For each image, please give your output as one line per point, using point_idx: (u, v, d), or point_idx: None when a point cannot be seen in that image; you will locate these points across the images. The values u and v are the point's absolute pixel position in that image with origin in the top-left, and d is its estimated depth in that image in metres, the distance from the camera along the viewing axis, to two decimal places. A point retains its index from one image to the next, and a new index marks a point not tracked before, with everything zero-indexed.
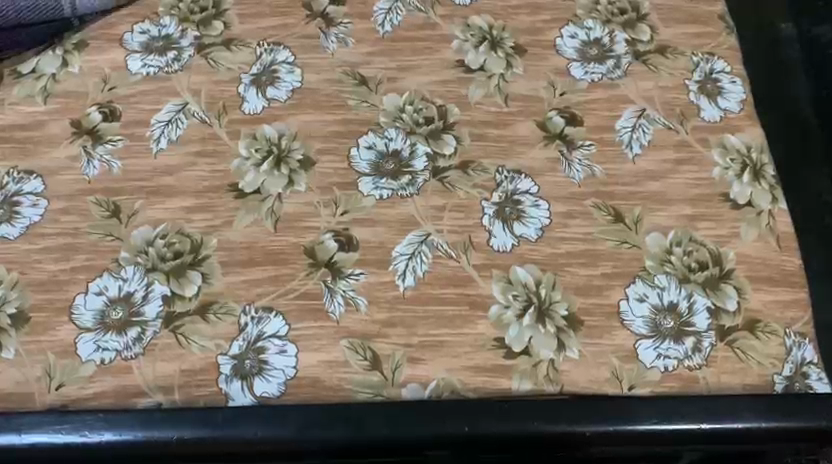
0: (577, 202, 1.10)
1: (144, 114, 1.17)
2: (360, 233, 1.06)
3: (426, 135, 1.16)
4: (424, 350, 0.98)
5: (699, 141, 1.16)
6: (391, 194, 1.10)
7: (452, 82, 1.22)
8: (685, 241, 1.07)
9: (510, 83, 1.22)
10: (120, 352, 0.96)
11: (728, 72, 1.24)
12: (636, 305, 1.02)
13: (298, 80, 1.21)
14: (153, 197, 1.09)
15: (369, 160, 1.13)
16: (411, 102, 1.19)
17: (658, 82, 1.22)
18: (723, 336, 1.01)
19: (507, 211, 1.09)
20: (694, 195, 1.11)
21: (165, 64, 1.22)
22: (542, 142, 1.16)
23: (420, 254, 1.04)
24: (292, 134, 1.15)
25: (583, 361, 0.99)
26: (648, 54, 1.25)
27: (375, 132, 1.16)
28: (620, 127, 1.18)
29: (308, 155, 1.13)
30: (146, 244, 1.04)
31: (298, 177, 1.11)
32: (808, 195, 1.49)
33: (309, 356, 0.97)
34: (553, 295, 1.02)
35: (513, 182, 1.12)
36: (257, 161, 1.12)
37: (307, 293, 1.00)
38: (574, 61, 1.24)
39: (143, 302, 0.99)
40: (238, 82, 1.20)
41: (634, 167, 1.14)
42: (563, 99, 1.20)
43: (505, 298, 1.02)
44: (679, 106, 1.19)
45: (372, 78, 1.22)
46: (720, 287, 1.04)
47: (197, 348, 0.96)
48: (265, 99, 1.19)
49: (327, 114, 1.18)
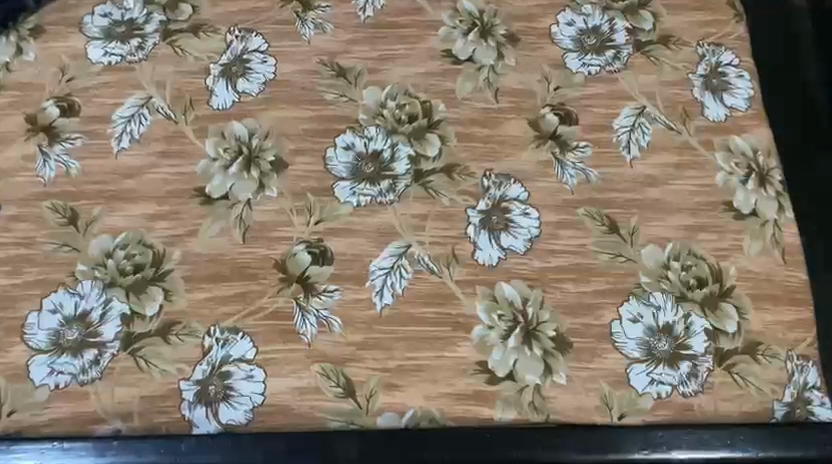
0: (568, 210, 1.03)
1: (105, 109, 1.08)
2: (336, 244, 0.99)
3: (408, 134, 1.08)
4: (402, 375, 0.91)
5: (702, 143, 1.08)
6: (370, 200, 1.03)
7: (438, 74, 1.13)
8: (683, 255, 1.00)
9: (500, 76, 1.13)
10: (76, 376, 0.90)
11: (736, 65, 1.15)
12: (629, 326, 0.95)
13: (271, 71, 1.12)
14: (114, 203, 1.01)
15: (347, 162, 1.06)
16: (393, 97, 1.11)
17: (660, 77, 1.13)
18: (721, 361, 0.94)
19: (494, 220, 1.02)
20: (695, 204, 1.04)
21: (128, 52, 1.13)
22: (532, 144, 1.08)
23: (399, 268, 0.98)
24: (264, 133, 1.07)
25: (571, 387, 0.92)
26: (650, 45, 1.16)
27: (355, 131, 1.08)
28: (617, 126, 1.09)
29: (281, 156, 1.06)
30: (105, 256, 0.97)
31: (270, 181, 1.03)
32: (810, 181, 1.24)
33: (279, 382, 0.90)
34: (540, 315, 0.96)
35: (502, 188, 1.05)
36: (226, 162, 1.05)
37: (277, 312, 0.94)
38: (570, 52, 1.15)
39: (101, 322, 0.92)
40: (207, 73, 1.12)
41: (631, 171, 1.06)
42: (558, 94, 1.12)
43: (490, 318, 0.95)
44: (681, 104, 1.11)
45: (352, 69, 1.13)
46: (720, 306, 0.97)
47: (158, 373, 0.90)
48: (235, 93, 1.10)
49: (302, 110, 1.09)
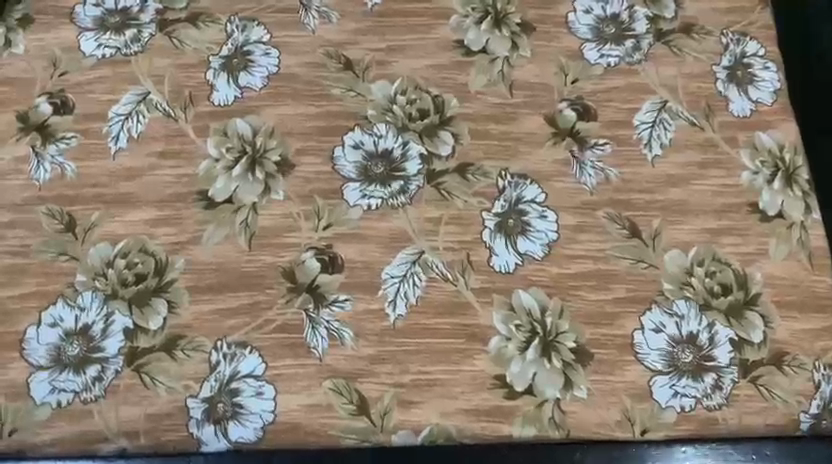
0: (588, 213, 0.99)
1: (100, 106, 1.03)
2: (346, 250, 0.95)
3: (419, 131, 1.03)
4: (417, 390, 0.88)
5: (726, 141, 1.03)
6: (381, 203, 0.98)
7: (450, 67, 1.07)
8: (707, 261, 0.96)
9: (515, 69, 1.08)
10: (78, 394, 0.86)
11: (762, 55, 1.10)
12: (652, 337, 0.92)
13: (274, 64, 1.06)
14: (112, 208, 0.97)
15: (356, 162, 1.01)
16: (403, 92, 1.06)
17: (682, 68, 1.08)
18: (746, 372, 0.91)
19: (509, 224, 0.98)
20: (719, 205, 1.00)
21: (122, 44, 1.07)
22: (549, 141, 1.03)
23: (412, 276, 0.94)
24: (268, 130, 1.03)
25: (592, 401, 0.89)
26: (671, 34, 1.10)
27: (363, 129, 1.03)
28: (638, 121, 1.05)
29: (287, 156, 1.01)
30: (105, 265, 0.93)
31: (276, 183, 0.99)
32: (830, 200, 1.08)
33: (289, 399, 0.87)
34: (560, 325, 0.92)
35: (518, 189, 1.00)
36: (229, 163, 1.00)
37: (287, 324, 0.90)
38: (588, 42, 1.10)
39: (103, 337, 0.88)
40: (206, 66, 1.06)
41: (653, 171, 1.02)
42: (575, 88, 1.07)
43: (508, 329, 0.92)
44: (704, 98, 1.06)
45: (359, 62, 1.07)
46: (745, 315, 0.94)
47: (164, 390, 0.86)
48: (237, 88, 1.05)
49: (308, 106, 1.04)
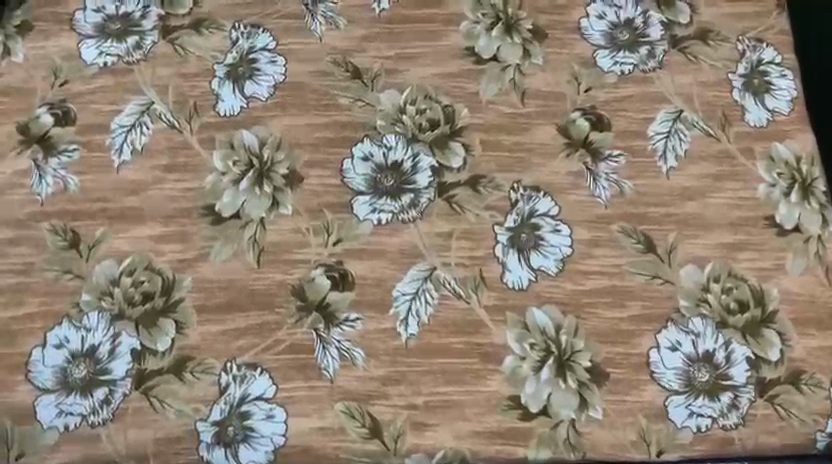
0: (602, 227, 0.97)
1: (102, 117, 1.00)
2: (356, 267, 0.93)
3: (430, 143, 1.01)
4: (430, 412, 0.87)
5: (742, 152, 1.02)
6: (391, 218, 0.96)
7: (460, 75, 1.05)
8: (723, 277, 0.95)
9: (526, 77, 1.05)
10: (86, 417, 0.85)
11: (779, 62, 1.07)
12: (668, 355, 0.91)
13: (280, 72, 1.04)
14: (117, 224, 0.95)
15: (365, 175, 0.99)
16: (413, 101, 1.03)
17: (697, 77, 1.06)
18: (763, 391, 0.90)
19: (523, 239, 0.96)
20: (735, 219, 0.98)
21: (124, 52, 1.04)
22: (563, 152, 1.01)
23: (424, 293, 0.92)
24: (275, 142, 1.00)
25: (607, 422, 0.88)
26: (686, 40, 1.08)
27: (373, 140, 1.01)
28: (653, 132, 1.03)
29: (295, 169, 0.99)
30: (111, 284, 0.91)
31: (284, 197, 0.97)
32: None
33: (300, 421, 0.85)
34: (574, 344, 0.91)
35: (530, 202, 0.98)
36: (236, 177, 0.98)
37: (297, 345, 0.88)
38: (601, 49, 1.07)
39: (110, 359, 0.87)
40: (211, 75, 1.03)
41: (668, 183, 1.00)
42: (588, 97, 1.05)
43: (522, 348, 0.90)
44: (720, 108, 1.04)
45: (367, 70, 1.05)
46: (762, 332, 0.92)
47: (173, 413, 0.85)
48: (243, 97, 1.02)
49: (315, 117, 1.02)
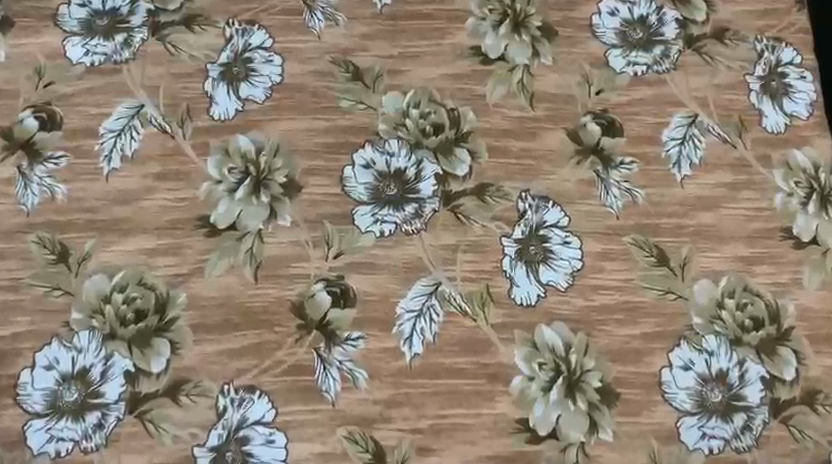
0: (613, 239, 0.94)
1: (90, 121, 0.95)
2: (358, 282, 0.89)
3: (434, 149, 0.97)
4: (436, 436, 0.84)
5: (759, 160, 0.98)
6: (394, 230, 0.92)
7: (466, 76, 1.00)
8: (738, 292, 0.92)
9: (535, 78, 1.00)
10: (78, 443, 0.82)
11: (798, 63, 1.03)
12: (681, 375, 0.88)
13: (277, 73, 0.99)
14: (108, 236, 0.90)
15: (367, 183, 0.94)
16: (416, 104, 0.99)
17: (713, 78, 1.01)
18: (778, 412, 0.87)
19: (531, 251, 0.93)
20: (751, 231, 0.94)
21: (112, 50, 0.99)
22: (573, 159, 0.97)
23: (429, 310, 0.89)
24: (272, 148, 0.96)
25: (617, 444, 0.85)
26: (702, 40, 1.03)
27: (374, 146, 0.96)
28: (667, 137, 0.98)
29: (294, 177, 0.94)
30: (102, 301, 0.87)
31: (282, 207, 0.93)
32: None
33: (301, 447, 0.83)
34: (584, 363, 0.88)
35: (539, 212, 0.94)
36: (232, 186, 0.93)
37: (297, 366, 0.85)
38: (613, 48, 1.02)
39: (102, 381, 0.84)
40: (204, 75, 0.98)
41: (682, 192, 0.96)
42: (600, 99, 1.00)
43: (530, 367, 0.87)
44: (736, 112, 1.00)
45: (369, 70, 1.00)
46: (777, 351, 0.89)
47: (169, 438, 0.82)
48: (238, 100, 0.97)
49: (313, 120, 0.97)
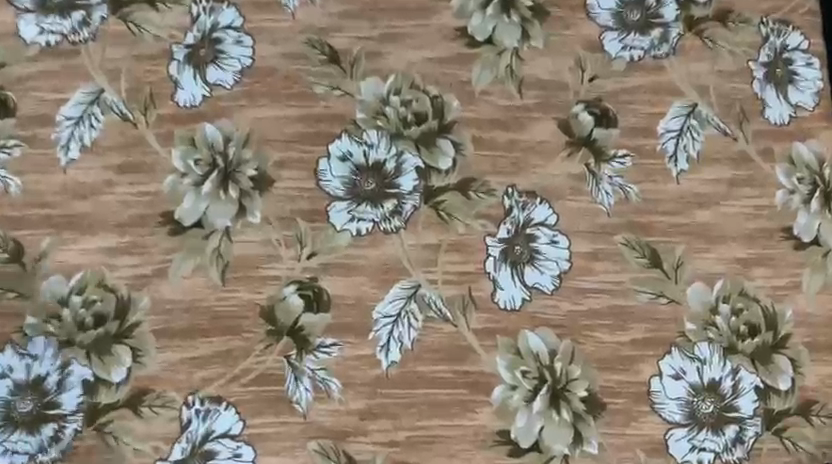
0: (604, 238, 0.88)
1: (46, 107, 0.89)
2: (333, 285, 0.84)
3: (416, 140, 0.91)
4: (412, 449, 0.81)
5: (760, 154, 0.92)
6: (371, 228, 0.87)
7: (451, 60, 0.93)
8: (734, 296, 0.87)
9: (525, 63, 0.94)
10: (33, 456, 0.78)
11: (805, 49, 0.96)
12: (671, 384, 0.84)
13: (247, 56, 0.92)
14: (65, 234, 0.85)
15: (343, 177, 0.89)
16: (397, 91, 0.92)
17: (714, 65, 0.95)
18: (771, 424, 0.84)
19: (517, 252, 0.87)
20: (750, 231, 0.89)
21: (69, 30, 0.91)
22: (564, 152, 0.91)
23: (407, 315, 0.84)
24: (242, 138, 0.89)
25: (602, 457, 0.82)
26: (704, 22, 0.96)
27: (352, 136, 0.90)
28: (663, 129, 0.92)
29: (265, 170, 0.88)
30: (58, 304, 0.82)
31: (251, 203, 0.87)
32: None
33: (270, 460, 0.79)
34: (571, 371, 0.84)
35: (526, 209, 0.89)
36: (198, 179, 0.87)
37: (266, 375, 0.81)
38: (609, 30, 0.95)
39: (60, 391, 0.80)
40: (169, 58, 0.91)
41: (678, 189, 0.90)
42: (594, 86, 0.93)
43: (513, 376, 0.83)
44: (738, 102, 0.94)
45: (346, 53, 0.93)
46: (772, 359, 0.85)
47: (130, 452, 0.78)
48: (205, 85, 0.90)
49: (286, 108, 0.90)
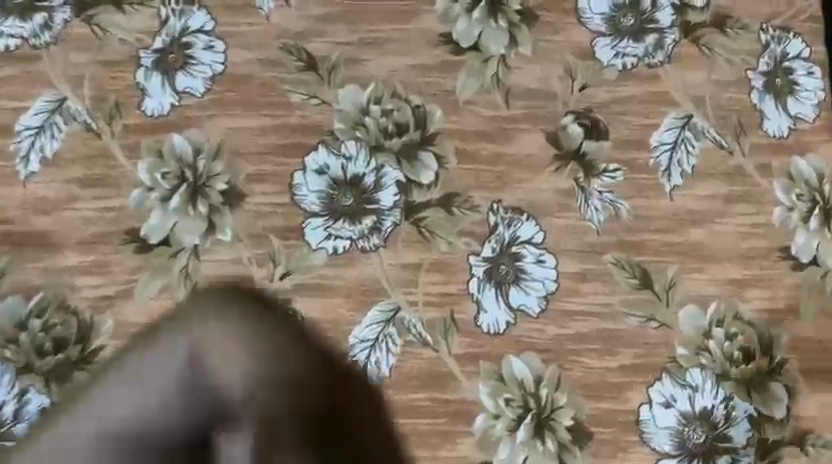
0: (593, 257, 0.84)
1: (5, 115, 0.84)
2: (307, 308, 0.81)
3: (397, 152, 0.86)
4: None
5: (758, 169, 0.88)
6: (348, 246, 0.83)
7: (434, 68, 0.88)
8: (727, 320, 0.83)
9: (512, 71, 0.89)
10: None
11: (807, 57, 0.91)
12: (661, 413, 0.80)
13: (219, 61, 0.87)
14: (26, 252, 0.81)
15: (319, 192, 0.84)
16: (377, 100, 0.87)
17: (711, 74, 0.90)
18: (765, 454, 0.80)
19: (501, 272, 0.83)
20: (745, 250, 0.85)
21: (30, 32, 0.86)
22: (551, 166, 0.86)
23: (385, 340, 0.80)
24: (213, 149, 0.85)
25: None
26: (702, 28, 0.91)
27: (329, 148, 0.85)
28: (657, 142, 0.87)
29: (236, 184, 0.84)
30: (16, 328, 0.79)
31: (222, 219, 0.83)
32: None
33: None
34: (557, 399, 0.80)
35: (512, 227, 0.85)
36: (165, 194, 0.83)
37: None
38: (601, 36, 0.90)
39: (16, 421, 0.77)
40: (136, 63, 0.86)
41: (671, 206, 0.86)
42: (584, 96, 0.89)
43: (496, 404, 0.80)
44: (735, 113, 0.89)
45: (324, 59, 0.88)
46: (767, 386, 0.82)
47: None
48: (174, 93, 0.85)
49: (260, 118, 0.86)
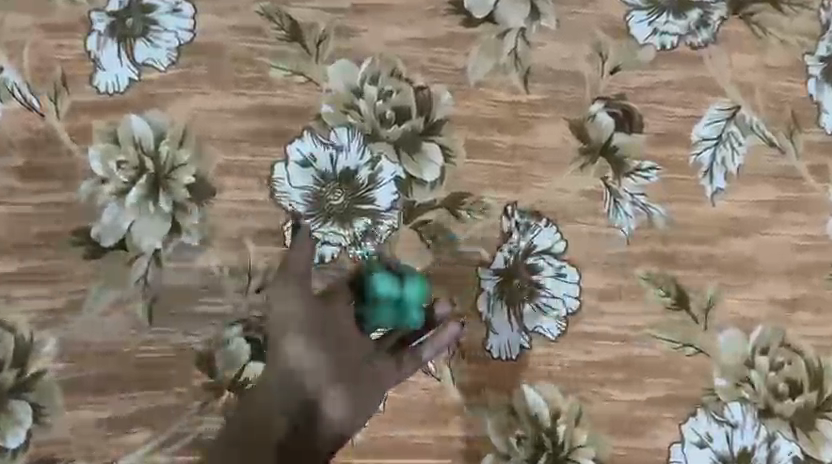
0: (621, 271, 0.73)
1: None
2: None
3: (396, 142, 0.73)
4: None
5: (814, 171, 0.75)
6: (337, 254, 0.72)
7: (442, 42, 0.75)
8: (773, 347, 0.72)
9: (533, 49, 0.76)
10: None
11: None
12: (695, 454, 0.70)
13: (186, 28, 0.73)
14: None
15: (305, 189, 0.72)
16: (374, 79, 0.74)
17: (764, 58, 0.77)
18: None
19: (515, 286, 0.72)
20: (795, 265, 0.74)
21: None
22: (576, 162, 0.74)
23: None
24: (178, 134, 0.71)
25: None
26: (755, 2, 0.77)
27: (316, 136, 0.72)
28: (698, 137, 0.75)
29: (205, 177, 0.71)
30: None
31: (188, 219, 0.70)
32: None
33: None
34: (576, 437, 0.70)
35: (529, 234, 0.73)
36: (121, 187, 0.70)
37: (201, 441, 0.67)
38: (637, 10, 0.77)
39: None
40: (86, 28, 0.72)
41: (711, 212, 0.74)
42: (616, 80, 0.76)
43: (506, 443, 0.70)
44: (790, 105, 0.76)
45: (311, 28, 0.74)
46: (815, 425, 0.71)
47: None
48: (132, 66, 0.72)
49: (235, 98, 0.72)
